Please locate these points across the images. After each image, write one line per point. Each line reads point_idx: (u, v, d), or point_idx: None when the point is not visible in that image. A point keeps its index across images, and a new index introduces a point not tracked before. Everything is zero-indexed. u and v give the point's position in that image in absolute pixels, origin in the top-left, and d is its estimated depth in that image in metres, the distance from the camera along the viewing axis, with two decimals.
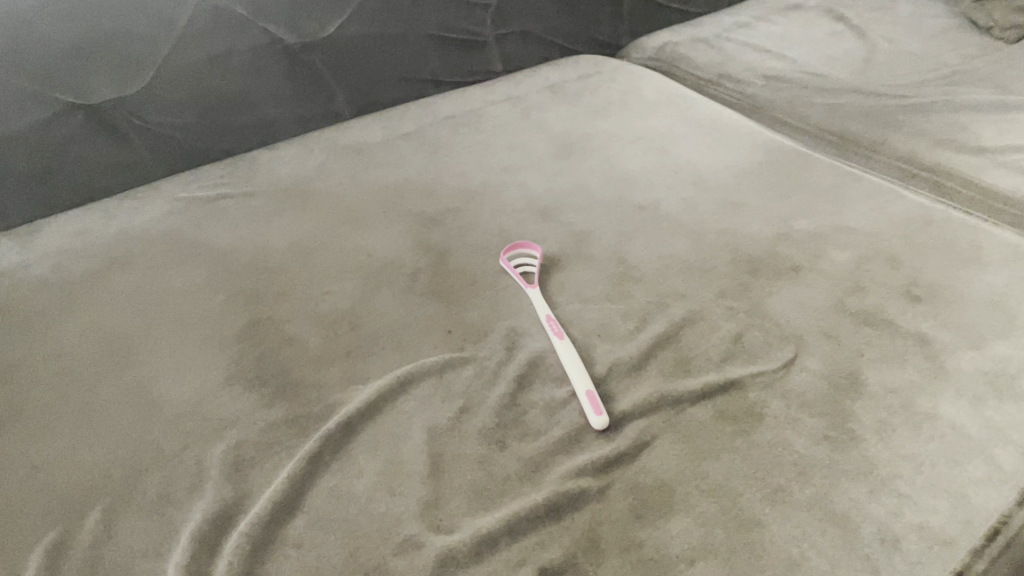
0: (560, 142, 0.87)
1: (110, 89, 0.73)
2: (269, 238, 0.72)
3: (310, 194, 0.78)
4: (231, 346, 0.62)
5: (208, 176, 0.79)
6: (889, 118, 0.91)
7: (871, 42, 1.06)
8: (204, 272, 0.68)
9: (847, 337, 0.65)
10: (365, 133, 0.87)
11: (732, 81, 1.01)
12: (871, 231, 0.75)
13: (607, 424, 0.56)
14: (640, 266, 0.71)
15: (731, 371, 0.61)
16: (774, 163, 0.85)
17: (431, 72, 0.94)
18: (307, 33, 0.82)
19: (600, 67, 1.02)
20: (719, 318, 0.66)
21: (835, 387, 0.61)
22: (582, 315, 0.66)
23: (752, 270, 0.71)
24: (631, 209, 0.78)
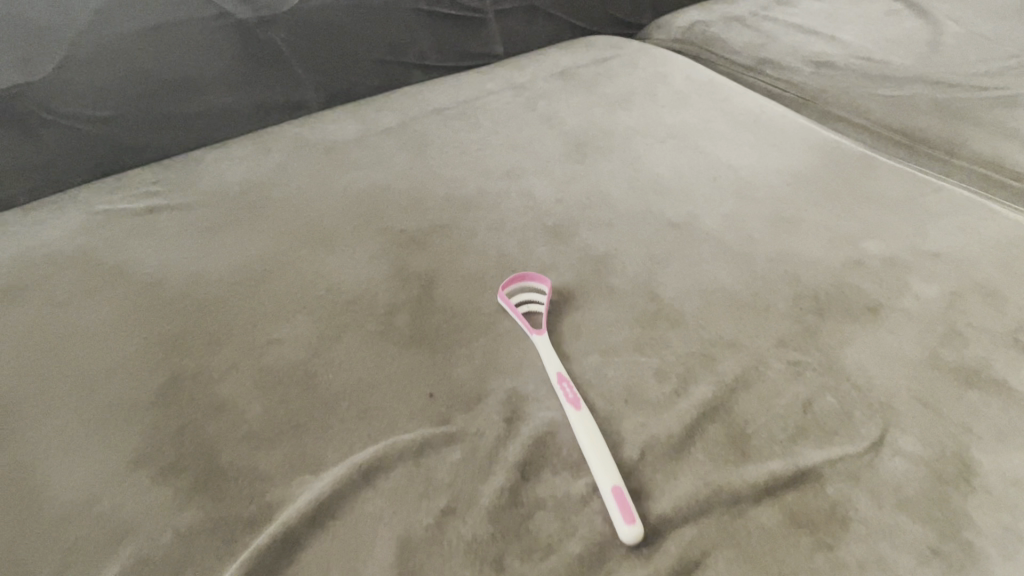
0: (572, 140, 0.72)
1: (9, 74, 0.58)
2: (205, 263, 0.57)
3: (262, 204, 0.62)
4: (142, 414, 0.47)
5: (138, 182, 0.64)
6: (968, 114, 0.75)
7: (935, 23, 0.90)
8: (117, 308, 0.53)
9: (948, 404, 0.50)
10: (336, 128, 0.71)
11: (774, 68, 0.85)
12: (962, 258, 0.60)
13: (641, 535, 0.41)
14: (676, 302, 0.56)
15: (801, 457, 0.46)
16: (833, 168, 0.70)
17: (419, 53, 0.78)
18: (264, 4, 0.66)
19: (618, 50, 0.86)
20: (781, 378, 0.51)
21: (941, 478, 0.46)
22: (604, 373, 0.51)
23: (818, 310, 0.56)
24: (661, 226, 0.63)
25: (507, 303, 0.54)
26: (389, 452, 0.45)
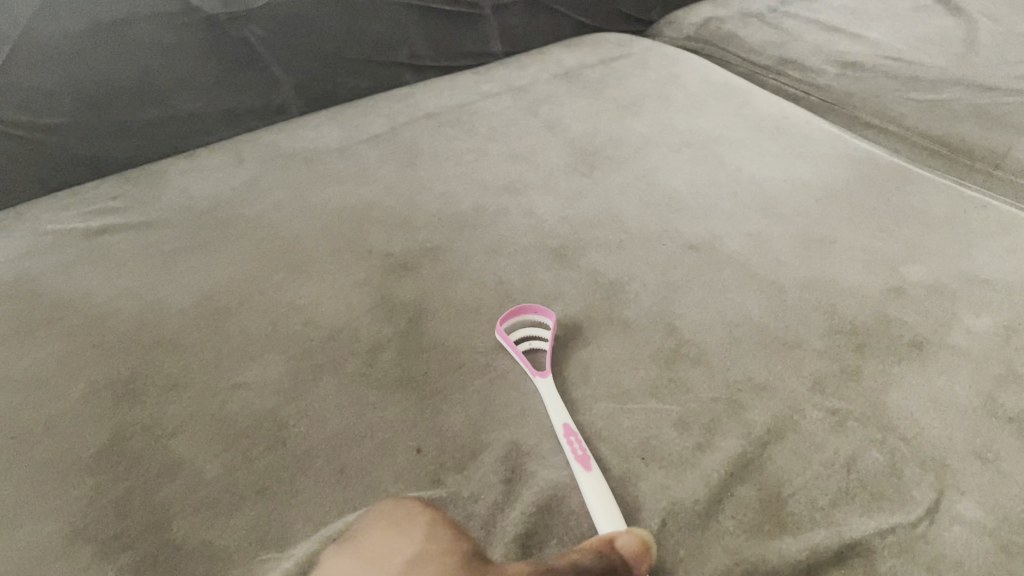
0: (579, 150, 0.66)
1: None
2: (164, 293, 0.50)
3: (232, 223, 0.56)
4: (81, 475, 0.40)
5: (94, 197, 0.58)
6: (1012, 122, 0.69)
7: (969, 21, 0.84)
8: (61, 346, 0.47)
9: (1011, 460, 0.44)
10: (318, 136, 0.65)
11: (796, 69, 0.79)
12: (1016, 285, 0.54)
13: None
14: (698, 338, 0.50)
15: (847, 527, 0.40)
16: (866, 182, 0.63)
17: (410, 52, 0.72)
18: None
19: (627, 49, 0.80)
20: (819, 429, 0.45)
21: (1010, 553, 0.39)
22: (617, 423, 0.45)
23: (858, 348, 0.50)
24: (677, 248, 0.57)
25: (507, 339, 0.47)
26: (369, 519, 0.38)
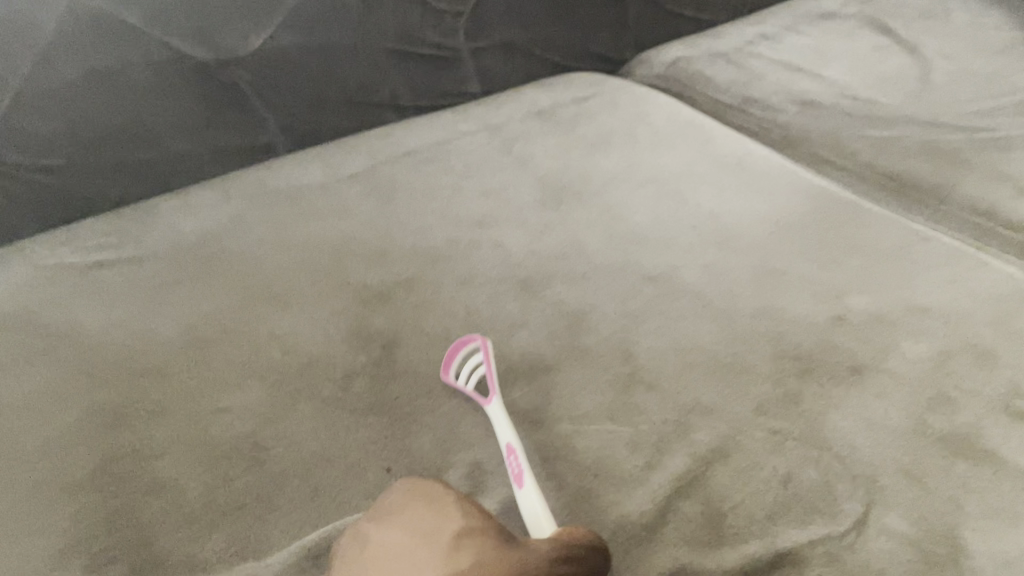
0: (549, 186, 0.70)
1: None
2: (153, 325, 0.54)
3: (218, 257, 0.60)
4: (74, 495, 0.44)
5: (90, 233, 0.61)
6: (959, 158, 0.73)
7: (924, 59, 0.88)
8: (57, 374, 0.50)
9: (936, 477, 0.47)
10: (303, 173, 0.69)
11: (759, 106, 0.83)
12: (953, 313, 0.58)
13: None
14: (653, 364, 0.54)
15: (781, 538, 0.43)
16: (819, 215, 0.67)
17: (391, 92, 0.76)
18: (225, 48, 0.64)
19: (598, 88, 0.84)
20: (761, 448, 0.48)
21: (929, 562, 0.43)
22: (573, 444, 0.48)
23: (802, 372, 0.53)
24: (638, 279, 0.60)
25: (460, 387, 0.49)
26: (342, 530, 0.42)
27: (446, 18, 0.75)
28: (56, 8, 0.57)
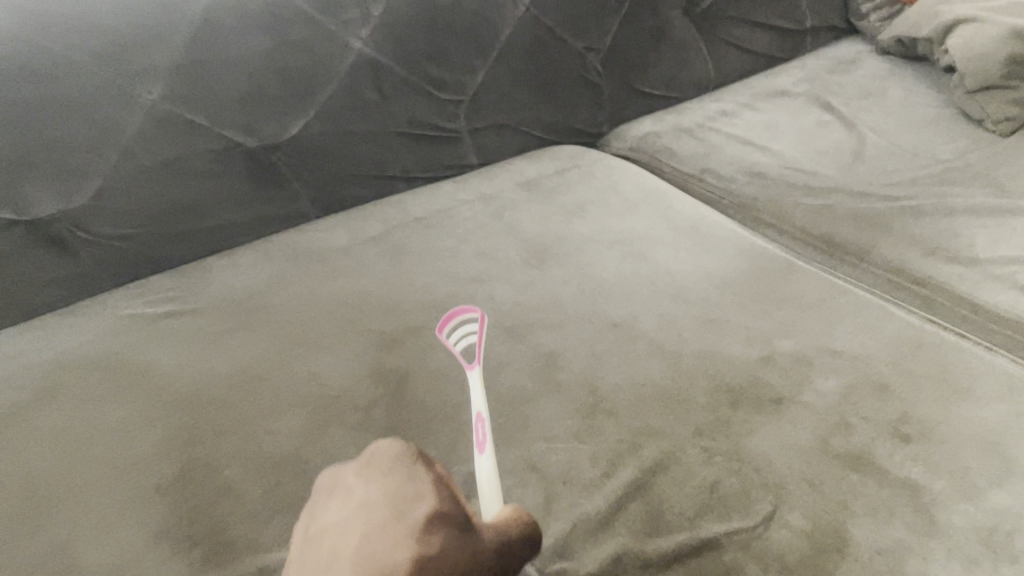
0: (534, 247, 0.83)
1: (51, 203, 0.69)
2: (215, 364, 0.67)
3: (262, 308, 0.73)
4: (162, 497, 0.57)
5: (156, 289, 0.75)
6: (880, 222, 0.87)
7: (859, 134, 1.03)
8: (140, 403, 0.64)
9: (832, 485, 0.60)
10: (329, 237, 0.83)
11: (715, 176, 0.97)
12: (860, 355, 0.71)
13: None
14: (613, 396, 0.67)
15: (705, 529, 0.56)
16: (758, 272, 0.81)
17: (401, 166, 0.90)
18: (267, 135, 0.78)
19: (578, 160, 0.99)
20: (694, 462, 0.61)
21: (819, 549, 0.56)
22: (546, 458, 0.61)
23: (732, 402, 0.66)
24: (604, 326, 0.74)
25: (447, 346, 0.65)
26: None
27: (447, 107, 0.91)
28: (137, 110, 0.70)
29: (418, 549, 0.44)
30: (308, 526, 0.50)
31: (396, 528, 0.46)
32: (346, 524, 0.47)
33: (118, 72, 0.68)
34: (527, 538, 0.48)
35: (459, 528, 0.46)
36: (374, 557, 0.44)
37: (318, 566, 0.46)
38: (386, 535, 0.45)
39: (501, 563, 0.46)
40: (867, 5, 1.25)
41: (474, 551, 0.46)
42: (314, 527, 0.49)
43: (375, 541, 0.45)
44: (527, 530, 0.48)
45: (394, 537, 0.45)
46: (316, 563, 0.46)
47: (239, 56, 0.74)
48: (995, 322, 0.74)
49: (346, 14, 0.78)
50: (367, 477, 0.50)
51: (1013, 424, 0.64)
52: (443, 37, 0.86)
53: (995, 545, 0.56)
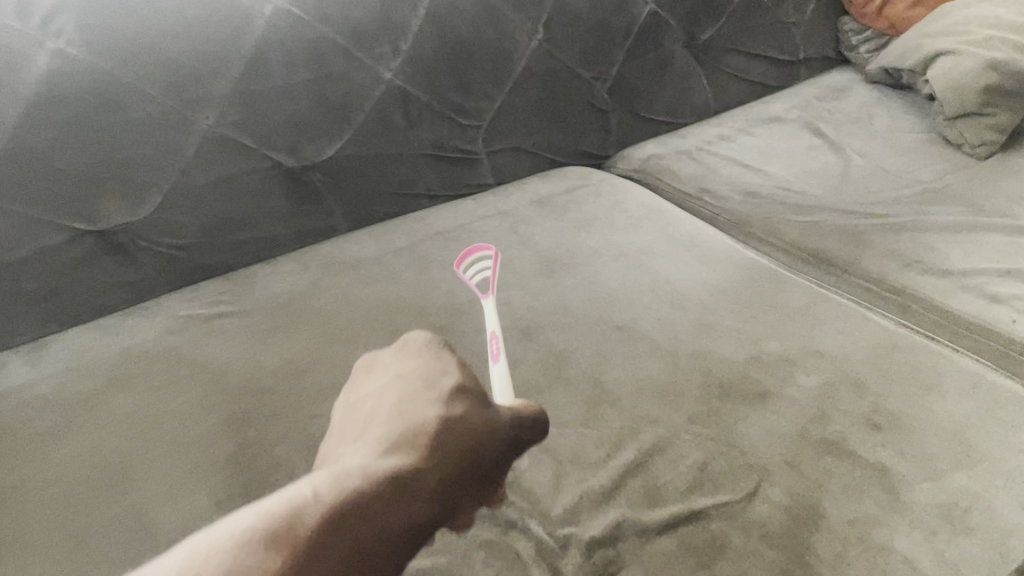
0: (545, 258, 0.92)
1: (120, 214, 0.78)
2: (263, 359, 0.76)
3: (303, 311, 0.82)
4: (222, 471, 0.65)
5: (208, 293, 0.84)
6: (862, 238, 0.94)
7: (847, 157, 1.11)
8: (198, 392, 0.72)
9: (810, 467, 0.68)
10: (360, 248, 0.91)
11: (711, 196, 1.06)
12: (840, 355, 0.79)
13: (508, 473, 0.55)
14: (616, 389, 0.75)
15: (696, 502, 0.64)
16: (750, 282, 0.89)
17: (425, 185, 0.99)
18: (306, 156, 0.87)
19: (586, 179, 1.08)
20: (687, 446, 0.69)
21: (796, 520, 0.63)
22: (556, 441, 0.70)
23: (722, 395, 0.74)
24: (609, 329, 0.82)
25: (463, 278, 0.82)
26: None
27: (467, 131, 1.00)
28: (197, 134, 0.79)
29: (444, 407, 0.50)
30: (347, 400, 0.56)
31: (425, 392, 0.51)
32: (381, 391, 0.53)
33: (181, 99, 0.77)
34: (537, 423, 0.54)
35: (479, 401, 0.52)
36: (405, 410, 0.50)
37: (356, 423, 0.51)
38: (416, 396, 0.51)
39: (511, 436, 0.52)
40: (857, 37, 1.34)
41: (491, 420, 0.51)
42: (353, 399, 0.55)
43: (408, 400, 0.51)
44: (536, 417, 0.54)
45: (424, 397, 0.51)
46: (354, 421, 0.52)
47: (285, 86, 0.83)
48: (963, 327, 0.82)
49: (378, 49, 0.88)
50: (401, 359, 0.56)
51: (974, 416, 0.72)
52: (464, 69, 0.96)
53: (954, 519, 0.64)
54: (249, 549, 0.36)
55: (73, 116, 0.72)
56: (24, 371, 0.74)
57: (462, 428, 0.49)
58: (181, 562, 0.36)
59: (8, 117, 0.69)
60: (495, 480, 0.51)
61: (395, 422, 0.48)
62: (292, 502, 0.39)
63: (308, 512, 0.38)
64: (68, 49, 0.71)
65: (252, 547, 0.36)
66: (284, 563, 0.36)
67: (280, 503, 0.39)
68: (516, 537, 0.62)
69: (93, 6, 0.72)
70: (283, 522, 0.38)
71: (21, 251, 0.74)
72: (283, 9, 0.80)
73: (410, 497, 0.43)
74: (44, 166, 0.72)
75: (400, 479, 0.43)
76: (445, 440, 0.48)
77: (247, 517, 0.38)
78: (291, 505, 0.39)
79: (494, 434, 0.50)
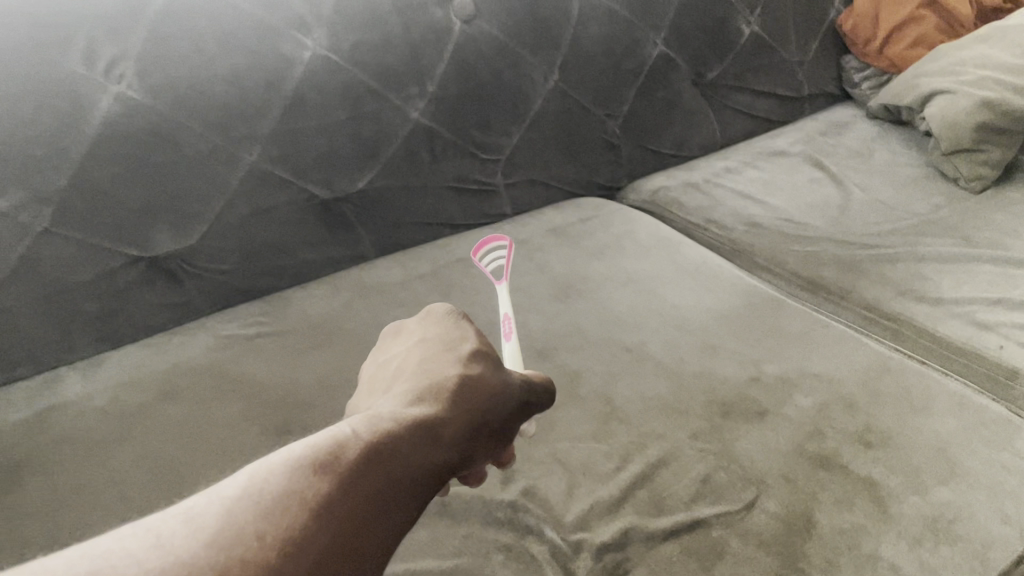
0: (560, 284, 0.98)
1: (169, 242, 0.86)
2: (299, 375, 0.82)
3: (335, 332, 0.88)
4: None
5: (247, 314, 0.92)
6: (859, 267, 1.00)
7: (848, 190, 1.17)
8: (241, 404, 0.79)
9: (804, 480, 0.73)
10: (386, 274, 0.98)
11: (717, 226, 1.12)
12: (835, 377, 0.84)
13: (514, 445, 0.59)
14: (625, 407, 0.81)
15: (699, 511, 0.70)
16: (752, 307, 0.95)
17: (447, 216, 1.06)
18: (339, 188, 0.95)
19: (599, 210, 1.14)
20: (690, 459, 0.75)
21: (790, 529, 0.68)
22: (569, 453, 0.75)
23: (724, 413, 0.80)
24: (619, 350, 0.88)
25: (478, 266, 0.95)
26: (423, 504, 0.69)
27: (487, 164, 1.07)
28: (240, 169, 0.87)
29: (463, 366, 0.55)
30: (376, 363, 0.62)
31: (446, 353, 0.57)
32: (406, 353, 0.59)
33: (227, 137, 0.85)
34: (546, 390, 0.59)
35: (495, 363, 0.57)
36: (428, 368, 0.55)
37: (385, 381, 0.57)
38: (438, 357, 0.56)
39: (523, 395, 0.56)
40: (859, 75, 1.40)
41: (505, 379, 0.56)
42: (382, 362, 0.61)
43: (431, 360, 0.56)
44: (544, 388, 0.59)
45: (445, 358, 0.56)
46: (383, 380, 0.58)
47: (321, 125, 0.90)
48: (953, 352, 0.87)
49: (407, 90, 0.95)
50: (424, 325, 0.62)
51: (959, 435, 0.77)
52: (485, 107, 1.03)
53: (939, 530, 0.68)
54: (301, 473, 0.40)
55: (131, 152, 0.80)
56: (80, 386, 0.83)
57: (479, 383, 0.53)
58: (240, 481, 0.40)
59: (73, 154, 0.77)
60: (509, 434, 0.55)
61: (420, 378, 0.54)
62: (335, 437, 0.43)
63: (350, 445, 0.43)
64: (128, 92, 0.78)
65: (304, 471, 0.40)
66: (333, 483, 0.40)
67: (324, 437, 0.43)
68: (531, 540, 0.67)
69: (152, 53, 0.78)
70: (329, 451, 0.42)
71: (79, 276, 0.83)
72: (321, 54, 0.88)
73: (433, 443, 0.47)
74: (103, 198, 0.80)
75: (427, 422, 0.48)
76: (466, 391, 0.52)
77: (295, 446, 0.42)
78: (329, 439, 0.43)
79: (508, 392, 0.55)
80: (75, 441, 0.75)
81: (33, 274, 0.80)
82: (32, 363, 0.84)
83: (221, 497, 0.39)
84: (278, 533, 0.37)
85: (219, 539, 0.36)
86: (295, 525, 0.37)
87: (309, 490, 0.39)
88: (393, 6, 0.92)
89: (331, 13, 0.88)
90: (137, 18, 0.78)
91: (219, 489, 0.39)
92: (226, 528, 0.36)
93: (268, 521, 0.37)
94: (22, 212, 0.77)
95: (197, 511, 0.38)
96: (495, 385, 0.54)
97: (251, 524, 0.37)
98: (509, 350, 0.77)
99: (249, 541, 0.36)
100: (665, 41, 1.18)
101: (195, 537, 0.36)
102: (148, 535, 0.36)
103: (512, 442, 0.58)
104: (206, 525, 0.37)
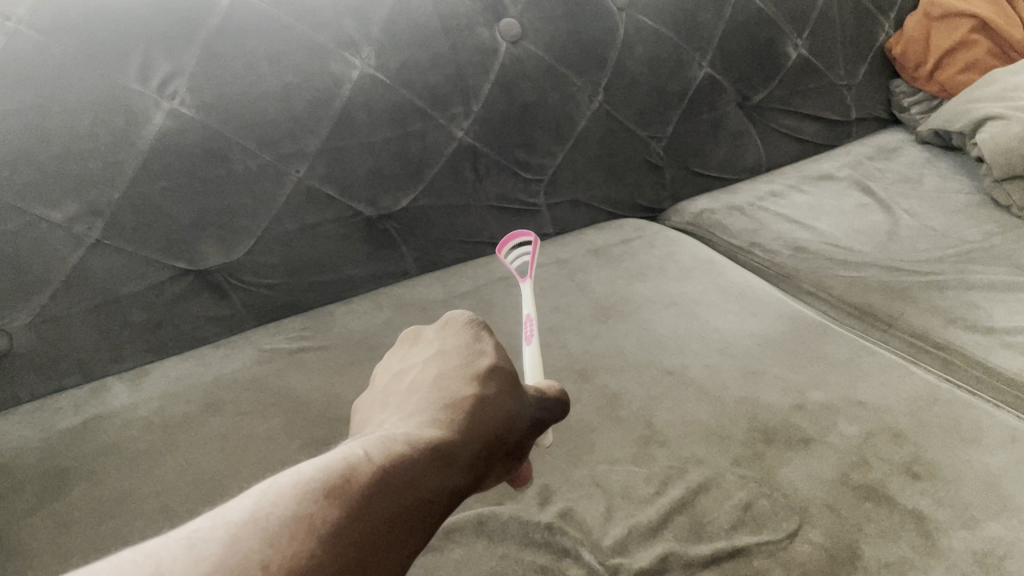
0: (601, 306, 0.98)
1: (217, 256, 0.88)
2: (341, 390, 0.83)
3: (375, 349, 0.89)
4: None
5: (291, 328, 0.94)
6: (908, 294, 0.97)
7: (896, 215, 1.15)
8: (282, 419, 0.79)
9: (849, 511, 0.71)
10: (428, 291, 1.00)
11: (761, 249, 1.12)
12: (882, 406, 0.82)
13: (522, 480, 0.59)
14: (665, 430, 0.80)
15: (739, 539, 0.68)
16: (797, 332, 0.94)
17: (488, 235, 1.08)
18: (383, 206, 0.97)
19: (641, 232, 1.15)
20: (732, 486, 0.73)
21: (833, 560, 0.67)
22: (607, 476, 0.75)
23: (767, 440, 0.79)
24: (660, 372, 0.87)
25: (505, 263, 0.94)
26: (457, 520, 0.69)
27: (529, 184, 1.08)
28: (286, 186, 0.89)
29: (478, 385, 0.54)
30: (392, 373, 0.62)
31: (462, 369, 0.56)
32: (423, 366, 0.59)
33: (277, 154, 0.86)
34: (559, 402, 0.59)
35: (513, 379, 0.56)
36: (442, 386, 0.55)
37: (398, 394, 0.57)
38: (453, 373, 0.56)
39: (535, 415, 0.56)
40: (909, 99, 1.39)
41: (520, 400, 0.55)
42: (400, 371, 0.61)
43: (446, 377, 0.56)
44: (557, 403, 0.59)
45: (460, 374, 0.56)
46: (396, 392, 0.57)
47: (368, 143, 0.92)
48: (1006, 382, 0.84)
49: (452, 109, 0.96)
50: (442, 334, 0.62)
51: (1013, 469, 0.74)
52: (529, 127, 1.04)
53: (990, 567, 0.66)
54: (309, 499, 0.40)
55: (181, 168, 0.82)
56: (127, 395, 0.84)
57: (493, 405, 0.53)
58: (246, 506, 0.40)
59: (127, 168, 0.79)
60: (521, 453, 0.55)
61: (434, 398, 0.53)
62: (346, 461, 0.43)
63: (360, 470, 0.42)
64: (181, 108, 0.80)
65: (312, 497, 0.40)
66: (342, 510, 0.40)
67: (334, 461, 0.43)
68: (569, 563, 0.66)
69: (205, 71, 0.80)
70: (339, 476, 0.42)
71: (130, 286, 0.85)
72: (369, 73, 0.89)
73: (445, 468, 0.46)
74: (155, 211, 0.82)
75: (438, 448, 0.47)
76: (477, 414, 0.52)
77: (305, 470, 0.42)
78: (338, 465, 0.43)
79: (522, 414, 0.55)
80: (120, 450, 0.76)
81: (86, 284, 0.82)
82: (81, 370, 0.86)
83: (225, 522, 0.39)
84: (282, 562, 0.36)
85: (222, 567, 0.36)
86: (301, 554, 0.37)
87: (315, 517, 0.39)
88: (440, 27, 0.93)
89: (380, 34, 0.89)
90: (192, 36, 0.79)
91: (225, 513, 0.39)
92: (229, 557, 0.36)
93: (274, 551, 0.37)
94: (76, 225, 0.79)
95: (201, 536, 0.38)
96: (507, 404, 0.54)
97: (255, 553, 0.36)
98: (528, 357, 0.77)
99: (251, 570, 0.36)
100: (711, 63, 1.17)
101: (197, 565, 0.36)
102: (149, 563, 0.36)
103: (525, 462, 0.57)
104: (210, 553, 0.36)
